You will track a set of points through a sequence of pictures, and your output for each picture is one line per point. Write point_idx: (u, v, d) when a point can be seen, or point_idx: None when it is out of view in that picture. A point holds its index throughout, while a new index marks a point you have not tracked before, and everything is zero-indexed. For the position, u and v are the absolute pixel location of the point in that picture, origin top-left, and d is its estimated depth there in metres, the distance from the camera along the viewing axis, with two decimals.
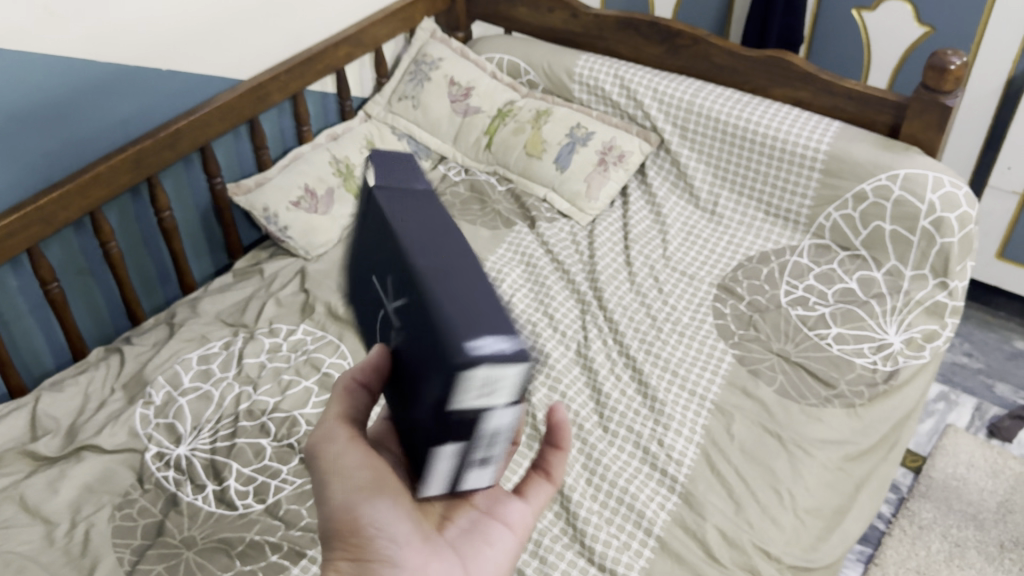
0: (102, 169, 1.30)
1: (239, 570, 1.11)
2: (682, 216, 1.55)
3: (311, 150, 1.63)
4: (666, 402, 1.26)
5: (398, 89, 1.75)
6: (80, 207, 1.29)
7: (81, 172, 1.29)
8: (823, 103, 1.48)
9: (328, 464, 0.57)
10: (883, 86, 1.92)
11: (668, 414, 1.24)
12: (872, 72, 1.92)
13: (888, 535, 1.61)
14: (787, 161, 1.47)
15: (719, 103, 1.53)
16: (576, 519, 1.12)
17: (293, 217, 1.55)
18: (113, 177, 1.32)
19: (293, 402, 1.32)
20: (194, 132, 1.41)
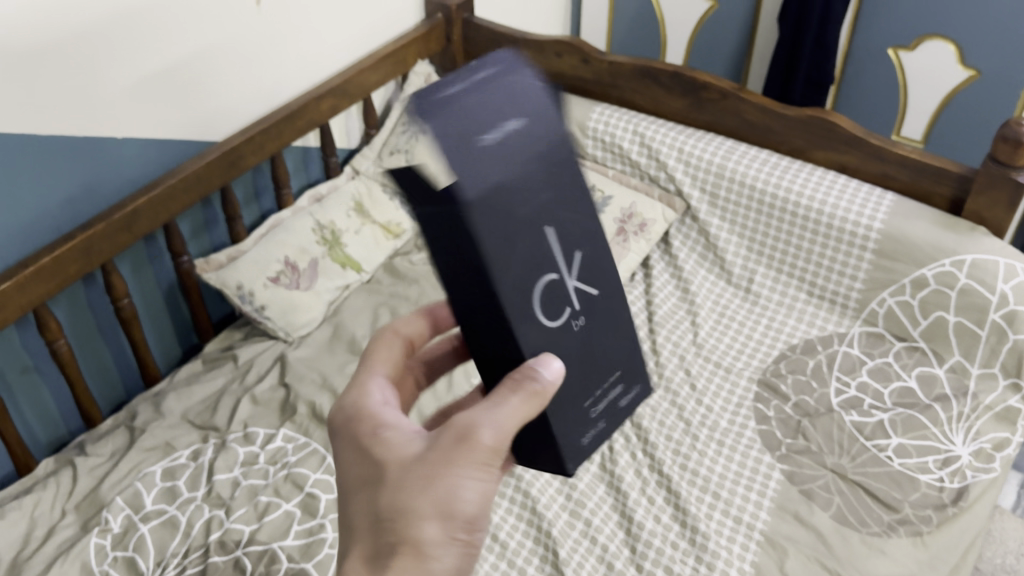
0: (45, 261, 1.10)
1: None
2: (712, 295, 1.39)
3: (292, 216, 1.44)
4: (710, 534, 1.06)
5: (389, 141, 1.57)
6: (19, 305, 1.09)
7: (22, 264, 1.10)
8: (871, 170, 1.30)
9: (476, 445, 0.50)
10: (917, 137, 1.77)
11: (711, 550, 1.05)
12: (907, 121, 1.76)
13: None
14: (834, 237, 1.30)
15: (753, 168, 1.35)
16: None
17: (271, 295, 1.36)
18: (58, 268, 1.13)
19: (272, 532, 1.12)
20: (155, 208, 1.22)
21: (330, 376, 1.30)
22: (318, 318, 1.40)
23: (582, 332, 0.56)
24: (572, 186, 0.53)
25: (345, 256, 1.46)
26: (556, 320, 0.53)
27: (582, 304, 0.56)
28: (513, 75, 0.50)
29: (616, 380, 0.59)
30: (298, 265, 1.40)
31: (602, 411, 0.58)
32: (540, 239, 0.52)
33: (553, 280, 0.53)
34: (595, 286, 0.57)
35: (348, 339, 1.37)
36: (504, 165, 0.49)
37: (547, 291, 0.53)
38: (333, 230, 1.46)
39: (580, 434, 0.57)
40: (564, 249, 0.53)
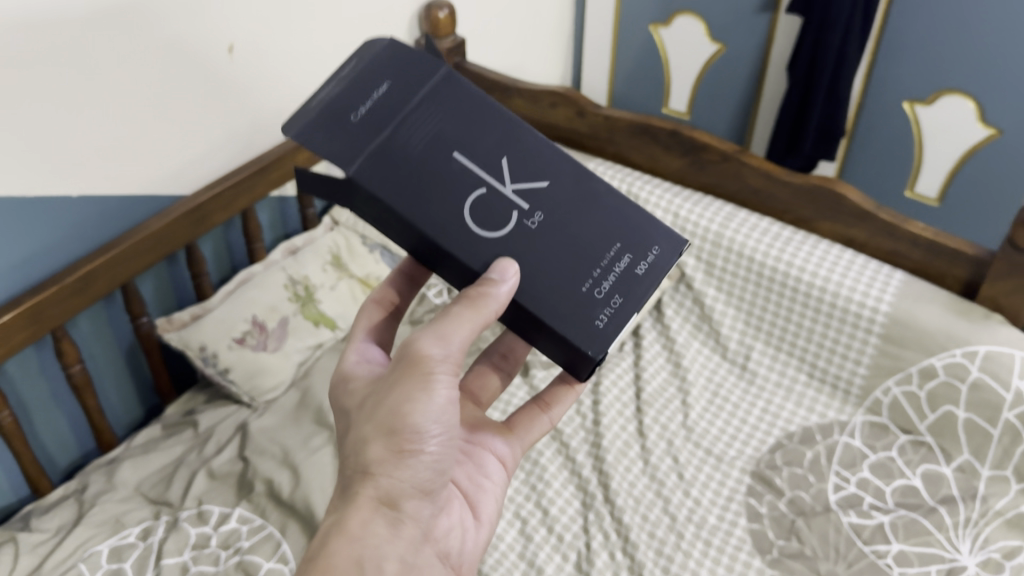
0: None
1: None
2: (704, 373, 1.30)
3: (263, 270, 1.36)
4: None
5: None
6: None
7: None
8: (882, 245, 1.21)
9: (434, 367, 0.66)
10: (932, 194, 1.68)
11: None
12: (921, 178, 1.68)
13: None
14: (838, 318, 1.21)
15: (752, 238, 1.27)
16: None
17: (236, 358, 1.27)
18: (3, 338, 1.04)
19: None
20: (111, 271, 1.14)
21: (292, 451, 1.20)
22: (285, 381, 1.32)
23: (542, 226, 0.71)
24: (471, 118, 0.71)
25: (319, 313, 1.38)
26: (497, 229, 0.70)
27: (530, 204, 0.72)
28: (382, 55, 0.70)
29: (619, 252, 0.73)
30: (267, 324, 1.31)
31: (613, 286, 0.72)
32: (449, 166, 0.69)
33: (484, 195, 0.69)
34: (538, 180, 0.72)
35: (315, 407, 1.26)
36: (389, 125, 0.67)
37: (478, 203, 0.69)
38: (308, 285, 1.38)
39: (595, 316, 0.70)
40: (483, 169, 0.70)
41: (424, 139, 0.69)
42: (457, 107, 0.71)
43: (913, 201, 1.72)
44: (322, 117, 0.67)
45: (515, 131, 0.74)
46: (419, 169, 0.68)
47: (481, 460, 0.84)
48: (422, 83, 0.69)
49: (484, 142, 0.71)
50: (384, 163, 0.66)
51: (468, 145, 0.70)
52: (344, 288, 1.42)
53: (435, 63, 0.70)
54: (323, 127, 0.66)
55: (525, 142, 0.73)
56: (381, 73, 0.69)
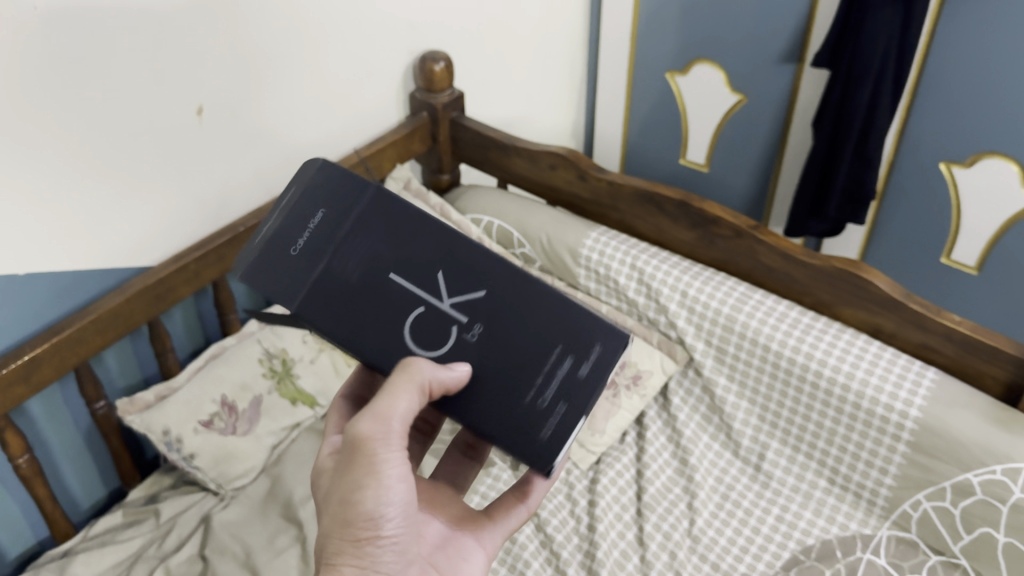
0: None
1: None
2: (711, 476, 1.18)
3: (235, 343, 1.27)
4: None
5: None
6: None
7: None
8: (911, 337, 1.08)
9: (379, 446, 0.57)
10: (971, 262, 1.54)
11: None
12: (959, 244, 1.54)
13: None
14: (862, 420, 1.07)
15: (768, 323, 1.14)
16: None
17: (202, 442, 1.17)
18: None
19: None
20: (60, 355, 1.05)
21: (255, 551, 1.10)
22: (256, 467, 1.22)
23: (481, 341, 0.62)
24: (405, 231, 0.63)
25: (297, 390, 1.27)
26: (437, 350, 0.62)
27: (471, 315, 0.62)
28: (319, 178, 0.63)
29: (561, 356, 0.61)
30: (237, 405, 1.21)
31: (557, 395, 0.61)
32: (386, 288, 0.62)
33: (423, 313, 0.62)
34: (478, 287, 0.62)
35: (285, 500, 1.16)
36: (324, 257, 0.62)
37: (417, 324, 0.62)
38: (284, 359, 1.28)
39: (537, 427, 0.60)
40: (419, 284, 0.62)
41: (360, 263, 0.62)
42: (392, 221, 0.63)
43: (950, 267, 1.58)
44: (259, 259, 0.62)
45: (450, 230, 0.63)
46: (358, 299, 0.62)
47: (460, 550, 0.70)
48: (353, 207, 0.63)
49: (420, 254, 0.63)
50: (324, 299, 0.62)
51: (405, 260, 0.62)
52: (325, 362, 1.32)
53: (365, 181, 0.63)
54: (263, 269, 0.62)
55: (462, 244, 0.63)
56: (315, 199, 0.63)
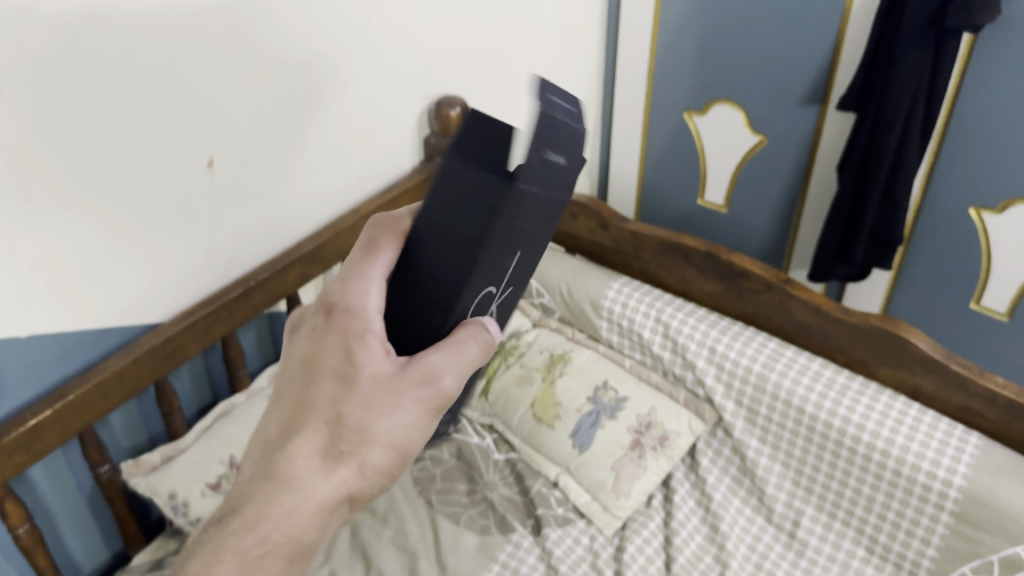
0: None
1: None
2: (743, 545, 1.13)
3: (244, 400, 1.23)
4: None
5: None
6: None
7: None
8: (953, 397, 1.02)
9: (430, 381, 0.51)
10: (1002, 309, 1.45)
11: None
12: (990, 290, 1.45)
13: None
14: (903, 488, 1.02)
15: (801, 383, 1.10)
16: None
17: (209, 506, 1.12)
18: None
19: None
20: (64, 422, 1.01)
21: None
22: None
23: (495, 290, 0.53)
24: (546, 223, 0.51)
25: None
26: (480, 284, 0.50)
27: (503, 281, 0.54)
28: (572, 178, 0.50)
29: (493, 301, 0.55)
30: None
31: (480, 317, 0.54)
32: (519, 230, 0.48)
33: (502, 260, 0.50)
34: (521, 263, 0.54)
35: None
36: (525, 198, 0.46)
37: (494, 257, 0.49)
38: None
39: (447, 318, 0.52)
40: (523, 246, 0.51)
41: (526, 214, 0.48)
42: (549, 214, 0.51)
43: (980, 314, 1.48)
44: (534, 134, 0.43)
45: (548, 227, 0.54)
46: (509, 228, 0.47)
47: None
48: (562, 190, 0.50)
49: (537, 233, 0.51)
50: (499, 210, 0.46)
51: (532, 231, 0.50)
52: None
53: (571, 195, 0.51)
54: (549, 134, 0.43)
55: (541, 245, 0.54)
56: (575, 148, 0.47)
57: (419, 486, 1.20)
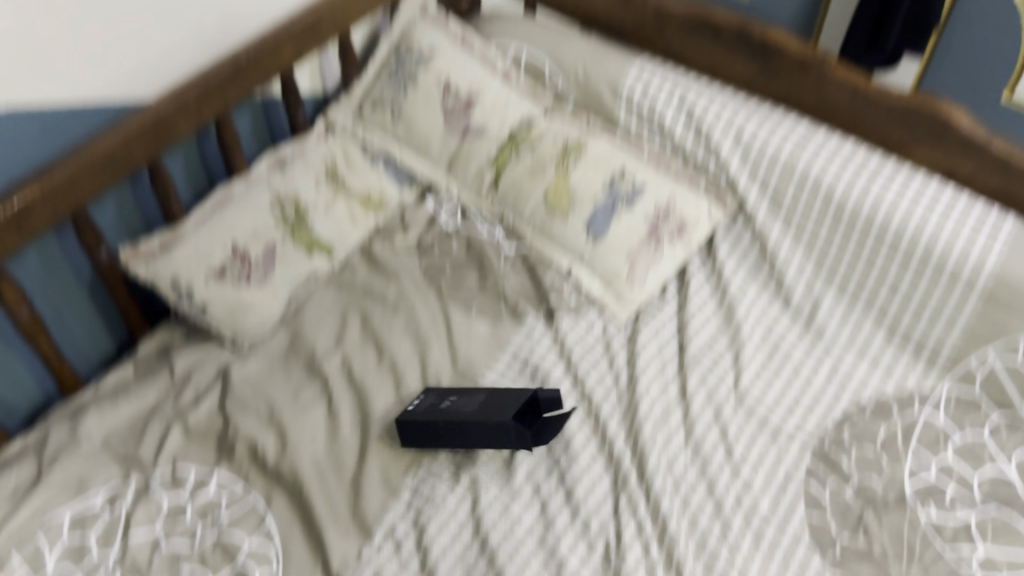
0: None
1: None
2: (760, 328, 1.10)
3: (245, 188, 1.18)
4: None
5: (372, 90, 1.31)
6: None
7: None
8: (988, 181, 1.01)
9: None
10: None
11: None
12: None
13: None
14: (929, 276, 1.02)
15: (831, 170, 1.06)
16: None
17: (214, 293, 1.10)
18: None
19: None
20: (59, 198, 0.96)
21: (279, 407, 1.06)
22: (271, 321, 1.15)
23: None
24: None
25: (312, 237, 1.19)
26: None
27: None
28: None
29: None
30: (250, 254, 1.13)
31: None
32: None
33: None
34: None
35: (307, 353, 1.12)
36: None
37: None
38: (297, 204, 1.19)
39: None
40: None
41: None
42: None
43: None
44: None
45: None
46: None
47: None
48: None
49: None
50: None
51: None
52: (337, 211, 1.22)
53: None
54: None
55: None
56: None
57: (430, 281, 1.18)
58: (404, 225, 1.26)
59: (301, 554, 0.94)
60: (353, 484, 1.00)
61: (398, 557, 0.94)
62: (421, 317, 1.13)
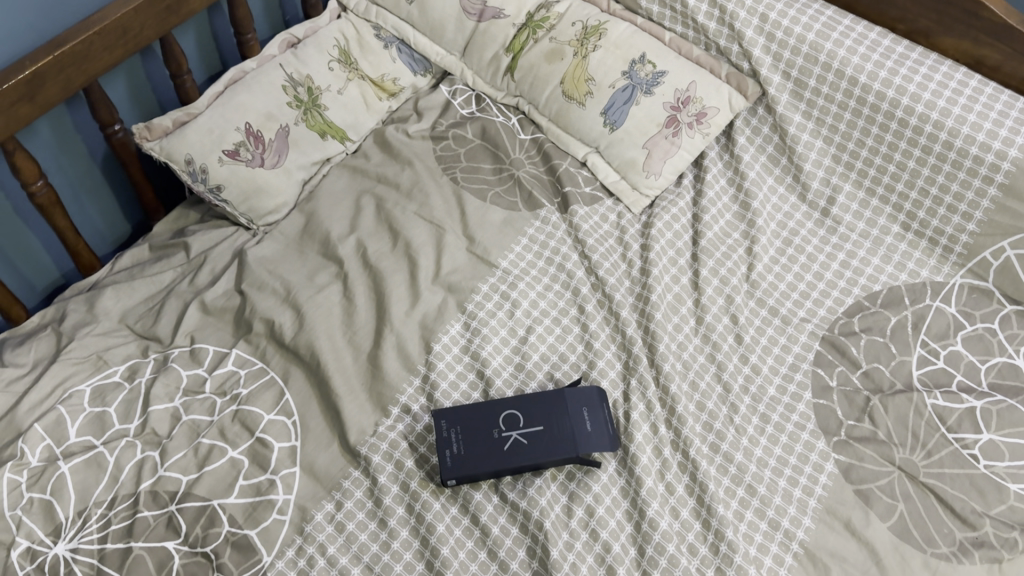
0: None
1: None
2: (776, 218, 1.11)
3: (256, 67, 1.17)
4: (726, 521, 0.89)
5: None
6: None
7: None
8: (1017, 70, 0.98)
9: None
10: None
11: (726, 539, 0.88)
12: None
13: None
14: (951, 162, 1.01)
15: (858, 53, 1.04)
16: None
17: (228, 174, 1.10)
18: None
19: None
20: (65, 73, 0.94)
21: (295, 288, 1.07)
22: (287, 203, 1.15)
23: None
24: None
25: (325, 122, 1.18)
26: None
27: None
28: None
29: None
30: (263, 136, 1.12)
31: None
32: None
33: None
34: None
35: (321, 238, 1.12)
36: None
37: None
38: (310, 87, 1.17)
39: None
40: None
41: None
42: None
43: None
44: None
45: None
46: None
47: None
48: None
49: None
50: None
51: None
52: (352, 93, 1.21)
53: None
54: None
55: None
56: None
57: (443, 165, 1.18)
58: (417, 112, 1.25)
59: (319, 430, 0.98)
60: (370, 362, 1.02)
61: (413, 434, 0.97)
62: (434, 204, 1.12)
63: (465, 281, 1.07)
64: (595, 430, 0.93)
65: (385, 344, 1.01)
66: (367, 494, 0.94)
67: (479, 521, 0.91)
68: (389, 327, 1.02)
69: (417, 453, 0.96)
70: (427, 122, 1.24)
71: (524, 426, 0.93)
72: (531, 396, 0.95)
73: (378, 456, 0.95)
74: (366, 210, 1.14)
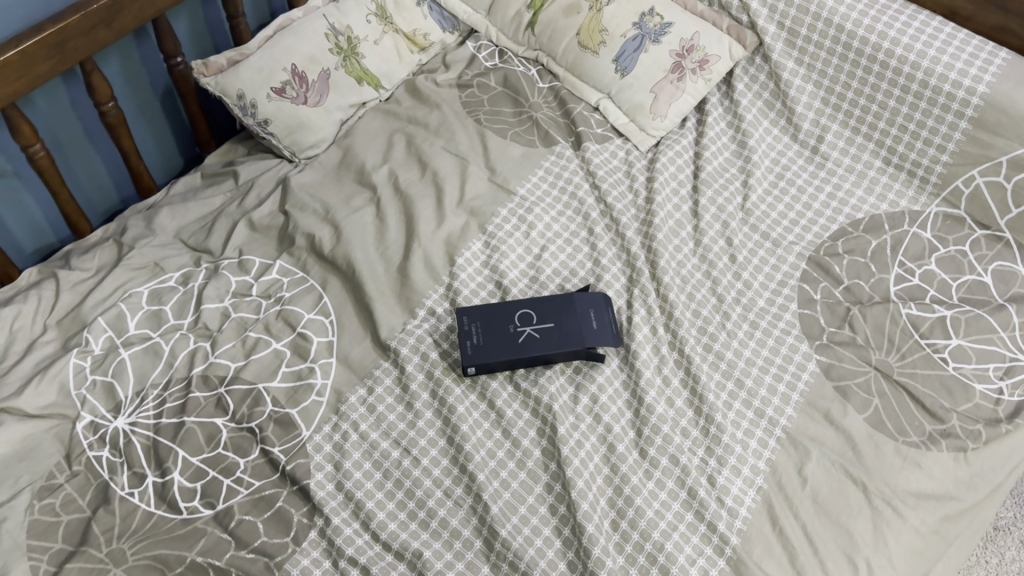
0: (30, 44, 0.95)
1: (195, 557, 0.91)
2: (769, 156, 1.23)
3: (302, 16, 1.29)
4: (717, 407, 0.99)
5: None
6: (8, 90, 0.96)
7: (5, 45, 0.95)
8: (987, 19, 1.13)
9: None
10: None
11: (716, 422, 0.98)
12: None
13: (1008, 533, 1.35)
14: (927, 99, 1.13)
15: (845, 4, 1.18)
16: (624, 485, 0.94)
17: (276, 109, 1.21)
18: (50, 56, 0.99)
19: (206, 493, 0.96)
20: (139, 4, 1.07)
21: (334, 209, 1.18)
22: (326, 139, 1.27)
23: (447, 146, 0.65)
24: None
25: (362, 70, 1.30)
26: None
27: None
28: None
29: None
30: (307, 77, 1.24)
31: None
32: None
33: None
34: None
35: (357, 168, 1.24)
36: None
37: None
38: (350, 37, 1.29)
39: None
40: None
41: None
42: None
43: None
44: None
45: None
46: None
47: None
48: None
49: None
50: None
51: None
52: (388, 44, 1.33)
53: None
54: None
55: None
56: None
57: (468, 108, 1.30)
58: (446, 64, 1.37)
59: (354, 328, 1.09)
60: (400, 271, 1.13)
61: (437, 332, 1.08)
62: (459, 140, 1.24)
63: (486, 206, 1.18)
64: (600, 328, 1.03)
65: (413, 257, 1.12)
66: (395, 381, 1.05)
67: (495, 405, 1.02)
68: (417, 242, 1.13)
69: (440, 348, 1.07)
70: (454, 73, 1.36)
71: (537, 323, 1.04)
72: (543, 299, 1.06)
73: (405, 348, 1.06)
74: (397, 146, 1.26)
